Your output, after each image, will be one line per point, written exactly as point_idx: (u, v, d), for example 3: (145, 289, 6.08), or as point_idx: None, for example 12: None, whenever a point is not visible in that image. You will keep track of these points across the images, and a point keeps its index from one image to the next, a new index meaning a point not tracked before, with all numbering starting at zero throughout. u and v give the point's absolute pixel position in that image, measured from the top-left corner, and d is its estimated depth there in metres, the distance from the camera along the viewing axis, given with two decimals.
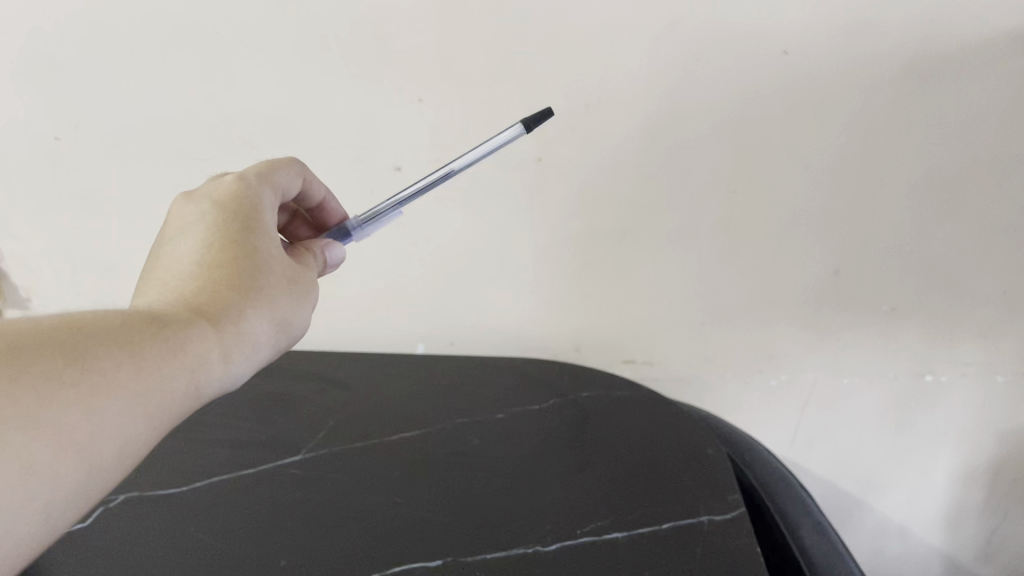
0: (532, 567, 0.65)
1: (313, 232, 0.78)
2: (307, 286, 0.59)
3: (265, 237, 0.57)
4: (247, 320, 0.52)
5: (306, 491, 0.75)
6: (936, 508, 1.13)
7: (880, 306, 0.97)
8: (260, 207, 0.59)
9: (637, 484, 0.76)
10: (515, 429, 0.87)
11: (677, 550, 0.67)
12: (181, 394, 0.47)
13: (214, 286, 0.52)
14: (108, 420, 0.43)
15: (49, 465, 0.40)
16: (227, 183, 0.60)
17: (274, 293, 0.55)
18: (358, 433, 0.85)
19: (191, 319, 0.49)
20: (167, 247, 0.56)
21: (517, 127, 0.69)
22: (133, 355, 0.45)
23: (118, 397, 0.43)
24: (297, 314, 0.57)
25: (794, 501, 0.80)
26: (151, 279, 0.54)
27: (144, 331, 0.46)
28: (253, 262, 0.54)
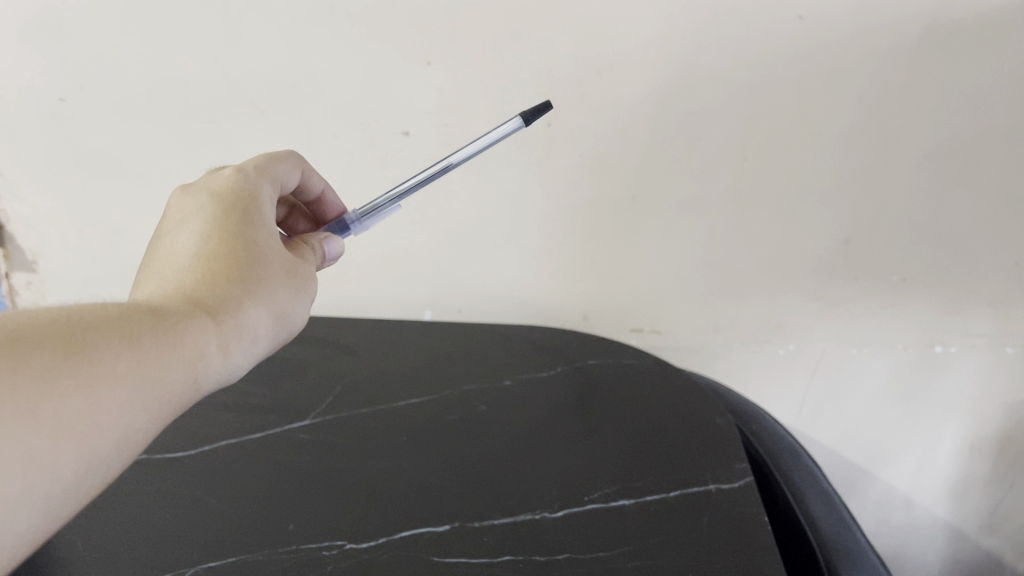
0: (538, 533, 0.65)
1: (310, 225, 0.80)
2: (303, 280, 0.59)
3: (263, 231, 0.57)
4: (246, 312, 0.52)
5: (314, 456, 0.75)
6: (941, 479, 1.13)
7: (891, 276, 0.97)
8: (257, 202, 0.59)
9: (644, 452, 0.76)
10: (523, 396, 0.87)
11: (684, 517, 0.67)
12: (180, 386, 0.46)
13: (213, 279, 0.51)
14: (108, 412, 0.41)
15: (49, 459, 0.38)
16: (224, 176, 0.60)
17: (272, 286, 0.54)
18: (366, 398, 0.85)
19: (190, 311, 0.48)
20: (166, 237, 0.56)
21: (516, 120, 0.68)
22: (132, 346, 0.43)
23: (121, 389, 0.41)
24: (293, 306, 0.56)
25: (801, 471, 0.80)
26: (148, 273, 0.53)
27: (142, 323, 0.45)
28: (251, 255, 0.54)
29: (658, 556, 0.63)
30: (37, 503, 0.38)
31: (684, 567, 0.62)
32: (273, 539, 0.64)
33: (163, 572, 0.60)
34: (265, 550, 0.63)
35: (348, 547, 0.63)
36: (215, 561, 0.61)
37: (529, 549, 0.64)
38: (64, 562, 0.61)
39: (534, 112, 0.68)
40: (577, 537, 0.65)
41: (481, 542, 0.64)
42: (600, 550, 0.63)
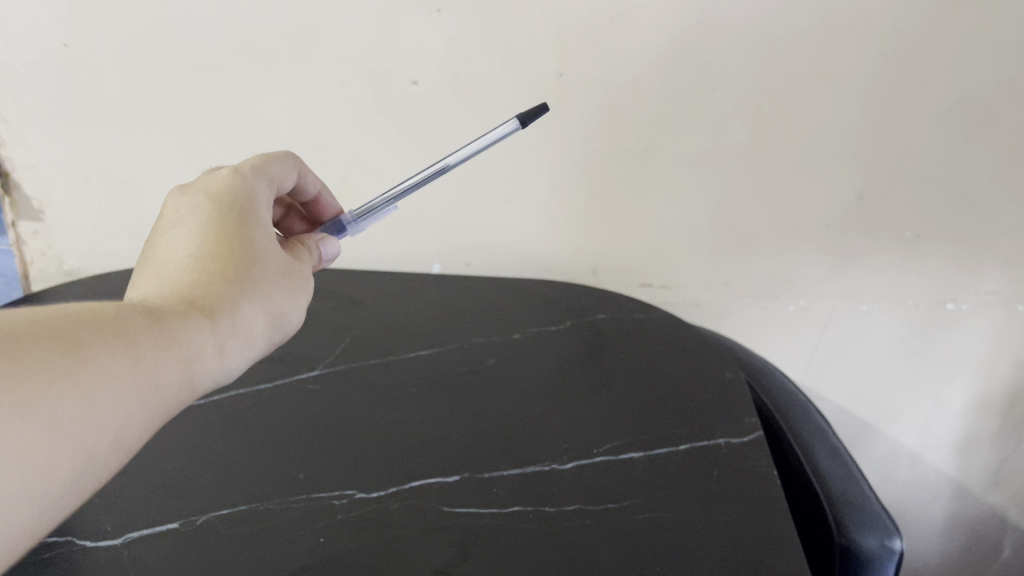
0: (548, 485, 0.66)
1: (307, 226, 0.77)
2: (297, 285, 0.57)
3: (259, 233, 0.56)
4: (242, 313, 0.50)
5: (323, 406, 0.75)
6: (947, 436, 1.13)
7: (904, 232, 0.96)
8: (253, 206, 0.57)
9: (653, 406, 0.76)
10: (532, 349, 0.86)
11: (693, 470, 0.67)
12: (176, 388, 0.44)
13: (210, 281, 0.50)
14: (106, 411, 0.39)
15: (47, 459, 0.35)
16: (221, 178, 0.58)
17: (266, 290, 0.53)
18: (375, 350, 0.85)
19: (187, 312, 0.47)
20: (161, 238, 0.54)
21: (511, 123, 0.68)
22: (131, 345, 0.41)
23: (121, 387, 0.40)
24: (286, 310, 0.55)
25: (809, 425, 0.80)
26: (142, 273, 0.51)
27: (140, 322, 0.43)
28: (246, 257, 0.53)
29: (666, 509, 0.63)
30: (32, 505, 0.35)
31: (693, 520, 0.62)
32: (284, 488, 0.64)
33: (175, 520, 0.60)
34: (276, 499, 0.63)
35: (359, 497, 0.64)
36: (227, 510, 0.62)
37: (539, 499, 0.64)
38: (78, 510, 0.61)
39: (531, 114, 0.69)
40: (586, 489, 0.65)
41: (491, 493, 0.65)
42: (610, 503, 0.64)
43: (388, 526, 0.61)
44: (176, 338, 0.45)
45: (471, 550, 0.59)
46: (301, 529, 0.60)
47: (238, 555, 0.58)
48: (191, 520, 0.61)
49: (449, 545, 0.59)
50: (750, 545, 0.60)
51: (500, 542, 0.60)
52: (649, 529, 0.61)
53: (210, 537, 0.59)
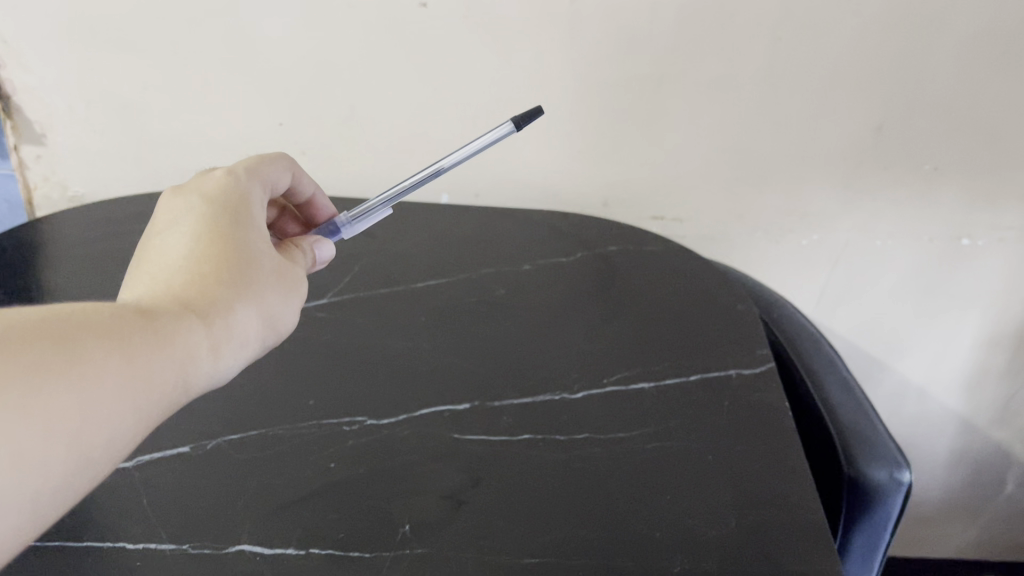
0: (557, 413, 0.66)
1: (300, 228, 0.76)
2: (297, 281, 0.56)
3: (254, 233, 0.54)
4: (236, 314, 0.49)
5: (332, 334, 0.74)
6: (956, 372, 1.13)
7: (922, 166, 0.94)
8: (248, 204, 0.56)
9: (665, 336, 0.75)
10: (542, 280, 0.85)
11: (703, 401, 0.67)
12: (169, 388, 0.44)
13: (203, 280, 0.49)
14: (97, 410, 0.39)
15: (38, 454, 0.36)
16: (215, 180, 0.57)
17: (263, 287, 0.52)
18: (383, 279, 0.84)
19: (180, 312, 0.46)
20: (156, 238, 0.53)
21: (505, 126, 0.67)
22: (121, 347, 0.41)
23: (107, 389, 0.39)
24: (285, 308, 0.54)
25: (820, 358, 0.79)
26: (136, 275, 0.50)
27: (130, 323, 0.43)
28: (241, 258, 0.52)
29: (675, 439, 0.63)
30: (22, 499, 0.36)
31: (702, 450, 0.62)
32: (294, 414, 0.64)
33: (186, 444, 0.61)
34: (286, 424, 0.63)
35: (369, 423, 0.64)
36: (237, 434, 0.62)
37: (550, 427, 0.64)
38: None
39: (526, 116, 0.68)
40: (596, 418, 0.65)
41: (502, 421, 0.65)
42: (619, 432, 0.64)
43: (398, 452, 0.61)
44: (168, 340, 0.44)
45: (481, 477, 0.59)
46: (311, 454, 0.60)
47: (249, 480, 0.58)
48: (201, 444, 0.61)
49: (459, 472, 0.60)
50: (758, 475, 0.60)
51: (510, 470, 0.60)
52: (658, 458, 0.61)
53: (220, 461, 0.59)
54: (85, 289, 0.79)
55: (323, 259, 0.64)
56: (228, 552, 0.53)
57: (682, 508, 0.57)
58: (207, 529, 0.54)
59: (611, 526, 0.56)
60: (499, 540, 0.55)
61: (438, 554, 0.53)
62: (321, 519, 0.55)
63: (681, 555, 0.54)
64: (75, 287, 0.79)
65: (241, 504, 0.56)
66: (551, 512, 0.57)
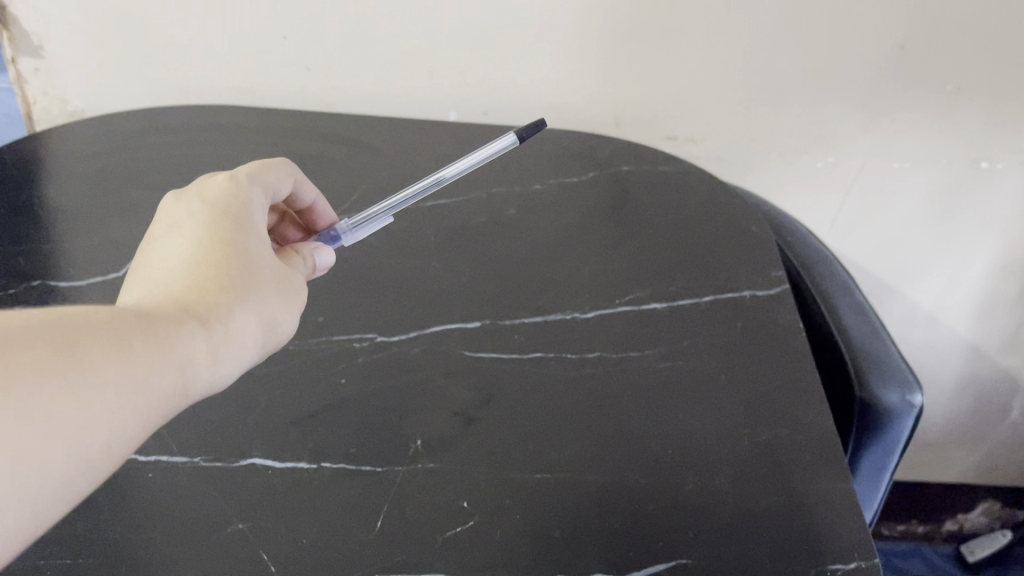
0: (569, 332, 0.65)
1: (303, 235, 0.67)
2: (299, 288, 0.52)
3: (255, 237, 0.50)
4: (237, 318, 0.45)
5: (340, 252, 0.73)
6: (967, 298, 1.12)
7: (945, 86, 0.91)
8: (251, 206, 0.52)
9: (679, 257, 0.74)
10: (555, 199, 0.82)
11: (717, 321, 0.66)
12: (170, 395, 0.40)
13: (204, 283, 0.45)
14: (98, 417, 0.36)
15: (33, 462, 0.33)
16: (215, 181, 0.52)
17: (265, 293, 0.48)
18: (391, 196, 0.81)
19: (181, 316, 0.42)
20: (154, 243, 0.49)
21: (511, 136, 0.66)
22: (123, 350, 0.38)
23: (109, 393, 0.36)
24: (288, 315, 0.50)
25: (834, 281, 0.78)
26: (133, 281, 0.46)
27: (131, 324, 0.39)
28: (242, 262, 0.47)
29: (688, 358, 0.62)
30: (14, 508, 0.33)
31: (715, 369, 0.62)
32: (304, 331, 0.64)
33: None
34: (295, 340, 0.63)
35: (379, 340, 0.63)
36: None
37: (561, 346, 0.63)
38: None
39: (527, 131, 0.67)
40: (608, 338, 0.64)
41: (513, 341, 0.64)
42: (631, 351, 0.63)
43: (409, 370, 0.61)
44: (171, 343, 0.40)
45: (493, 394, 0.59)
46: (321, 371, 0.60)
47: (259, 395, 0.58)
48: None
49: (471, 389, 0.59)
50: (771, 395, 0.60)
51: (522, 387, 0.60)
52: (671, 377, 0.61)
53: None
54: (88, 204, 0.78)
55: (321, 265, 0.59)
56: (240, 465, 0.53)
57: (694, 426, 0.57)
58: (218, 443, 0.54)
59: (624, 443, 0.56)
60: (511, 457, 0.54)
61: (449, 469, 0.53)
62: (332, 433, 0.55)
63: (693, 473, 0.54)
64: (78, 202, 0.78)
65: (251, 420, 0.56)
66: (563, 429, 0.56)
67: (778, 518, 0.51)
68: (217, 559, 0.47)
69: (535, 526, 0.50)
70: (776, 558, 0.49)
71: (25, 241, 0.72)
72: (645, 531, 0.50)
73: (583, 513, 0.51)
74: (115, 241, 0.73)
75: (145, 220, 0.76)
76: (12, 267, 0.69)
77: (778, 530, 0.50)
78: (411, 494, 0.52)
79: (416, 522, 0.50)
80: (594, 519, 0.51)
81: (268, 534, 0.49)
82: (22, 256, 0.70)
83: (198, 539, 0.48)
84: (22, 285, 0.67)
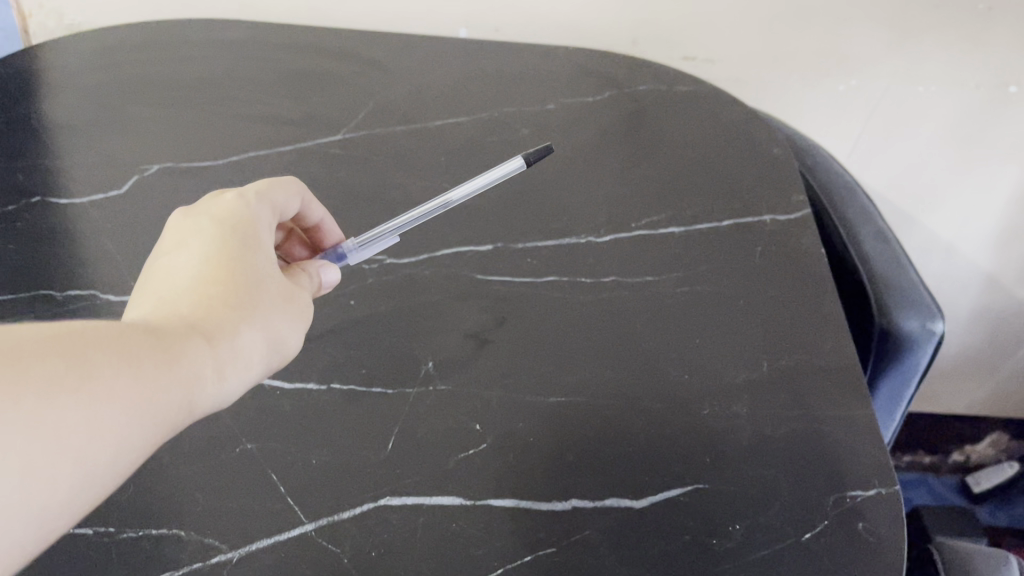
0: (583, 256, 0.63)
1: (310, 253, 0.61)
2: (306, 307, 0.49)
3: (262, 256, 0.47)
4: (244, 336, 0.42)
5: (348, 171, 0.71)
6: (987, 228, 1.09)
7: (977, 4, 0.87)
8: (259, 225, 0.49)
9: (698, 179, 0.71)
10: (569, 118, 0.78)
11: (735, 245, 0.64)
12: (180, 412, 0.37)
13: (209, 303, 0.42)
14: (107, 433, 0.33)
15: (44, 479, 0.31)
16: (222, 199, 0.49)
17: (272, 313, 0.45)
18: (400, 115, 0.77)
19: (186, 332, 0.39)
20: (160, 263, 0.46)
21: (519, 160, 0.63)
22: (131, 364, 0.35)
23: (119, 409, 0.34)
24: (295, 336, 0.47)
25: (855, 207, 0.75)
26: (137, 298, 0.43)
27: (139, 336, 0.37)
28: (249, 281, 0.45)
29: (705, 283, 0.61)
30: (19, 529, 0.30)
31: (733, 294, 0.60)
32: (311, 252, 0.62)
33: None
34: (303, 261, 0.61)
35: (388, 262, 0.62)
36: None
37: (575, 270, 0.62)
38: (100, 266, 0.60)
39: (537, 154, 0.64)
40: (623, 262, 0.63)
41: (526, 264, 0.62)
42: (647, 276, 0.61)
43: (419, 292, 0.60)
44: (179, 357, 0.38)
45: (505, 318, 0.58)
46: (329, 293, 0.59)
47: None
48: None
49: (483, 312, 0.58)
50: (791, 321, 0.58)
51: (535, 311, 0.58)
52: (688, 301, 0.59)
53: None
54: (88, 120, 0.76)
55: (328, 289, 0.55)
56: None
57: (711, 352, 0.56)
58: None
59: (639, 368, 0.54)
60: (523, 380, 0.53)
61: (460, 391, 0.52)
62: (341, 355, 0.54)
63: (709, 398, 0.53)
64: (77, 117, 0.76)
65: None
66: (577, 354, 0.55)
67: (795, 444, 0.50)
68: (225, 477, 0.47)
69: (547, 449, 0.49)
70: (793, 483, 0.48)
71: (24, 158, 0.71)
72: (660, 455, 0.49)
73: (596, 437, 0.50)
74: (116, 157, 0.71)
75: (146, 137, 0.74)
76: (12, 183, 0.68)
77: (795, 456, 0.49)
78: (422, 416, 0.51)
79: (427, 444, 0.49)
80: (607, 443, 0.50)
81: (279, 455, 0.48)
82: (22, 173, 0.69)
83: (206, 458, 0.48)
84: (21, 201, 0.66)
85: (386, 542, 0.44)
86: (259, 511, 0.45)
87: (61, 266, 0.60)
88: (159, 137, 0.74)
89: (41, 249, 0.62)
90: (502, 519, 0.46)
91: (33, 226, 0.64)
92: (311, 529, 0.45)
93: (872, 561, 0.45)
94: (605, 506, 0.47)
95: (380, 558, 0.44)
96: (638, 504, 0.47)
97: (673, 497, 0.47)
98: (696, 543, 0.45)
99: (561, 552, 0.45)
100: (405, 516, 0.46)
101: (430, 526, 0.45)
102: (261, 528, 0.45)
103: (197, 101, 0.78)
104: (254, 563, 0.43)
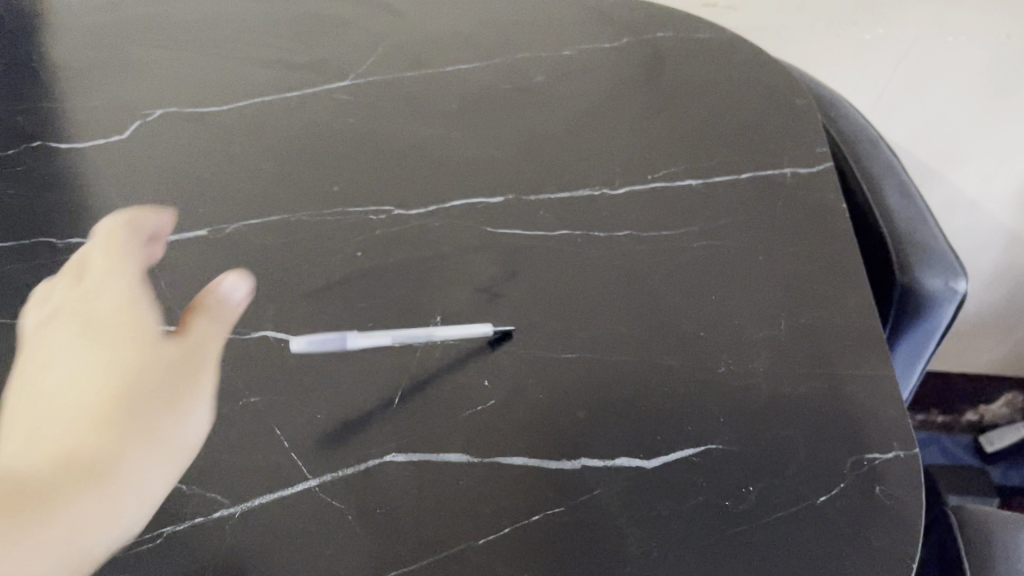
0: (597, 208, 0.61)
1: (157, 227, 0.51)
2: (214, 359, 0.44)
3: (142, 321, 0.43)
4: (143, 429, 0.39)
5: (356, 117, 0.69)
6: (1012, 184, 1.06)
7: None
8: (136, 279, 0.45)
9: (717, 129, 0.69)
10: (585, 65, 0.76)
11: (755, 199, 0.62)
12: (104, 542, 0.37)
13: (83, 399, 0.39)
14: (21, 562, 0.33)
15: None
16: (97, 258, 0.46)
17: (167, 390, 0.41)
18: (410, 61, 0.75)
19: (63, 442, 0.37)
20: (43, 343, 0.43)
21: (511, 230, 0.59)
22: (33, 513, 0.34)
23: (34, 563, 0.33)
24: (201, 401, 0.43)
25: (878, 161, 0.73)
26: (13, 390, 0.41)
27: (43, 475, 0.35)
28: (132, 360, 0.41)
29: (723, 238, 0.59)
30: None
31: (751, 250, 0.58)
32: (319, 201, 0.61)
33: (204, 228, 0.58)
34: (310, 211, 0.60)
35: (397, 213, 0.60)
36: (259, 219, 0.59)
37: (588, 224, 0.60)
38: (102, 211, 0.59)
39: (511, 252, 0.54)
40: (638, 215, 0.61)
41: (538, 216, 0.60)
42: (663, 230, 0.59)
43: (428, 244, 0.58)
44: (123, 484, 0.38)
45: (516, 272, 0.56)
46: (336, 243, 0.58)
47: (271, 267, 0.56)
48: (221, 229, 0.58)
49: (493, 266, 0.57)
50: (811, 278, 0.56)
51: (547, 265, 0.57)
52: (705, 256, 0.58)
53: (241, 246, 0.57)
54: (90, 61, 0.74)
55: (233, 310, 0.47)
56: (252, 338, 0.51)
57: (728, 309, 0.54)
58: None
59: (654, 325, 0.53)
60: (535, 336, 0.52)
61: (470, 346, 0.51)
62: (348, 308, 0.53)
63: (725, 356, 0.51)
64: (79, 59, 0.74)
65: (263, 293, 0.54)
66: (590, 309, 0.54)
67: (813, 405, 0.49)
68: (228, 431, 0.46)
69: (558, 406, 0.48)
70: (809, 446, 0.47)
71: (26, 101, 0.69)
72: (674, 416, 0.48)
73: (609, 395, 0.49)
74: (118, 100, 0.69)
75: (149, 79, 0.72)
76: (14, 127, 0.67)
77: (811, 418, 0.48)
78: (431, 372, 0.50)
79: (435, 400, 0.48)
80: (620, 402, 0.49)
81: (282, 409, 0.47)
82: (24, 116, 0.68)
83: (209, 410, 0.47)
84: (22, 145, 0.65)
85: (392, 499, 0.43)
86: (262, 466, 0.44)
87: (63, 212, 0.59)
88: (163, 79, 0.72)
89: (43, 194, 0.60)
90: (511, 477, 0.45)
91: (35, 170, 0.62)
92: (316, 485, 0.44)
93: (889, 526, 0.43)
94: (616, 466, 0.46)
95: (386, 515, 0.43)
96: (651, 464, 0.46)
97: (686, 458, 0.46)
98: (709, 504, 0.44)
99: (570, 512, 0.44)
100: (411, 473, 0.44)
101: (436, 483, 0.44)
102: (265, 483, 0.44)
103: (202, 44, 0.76)
104: (257, 518, 0.42)
